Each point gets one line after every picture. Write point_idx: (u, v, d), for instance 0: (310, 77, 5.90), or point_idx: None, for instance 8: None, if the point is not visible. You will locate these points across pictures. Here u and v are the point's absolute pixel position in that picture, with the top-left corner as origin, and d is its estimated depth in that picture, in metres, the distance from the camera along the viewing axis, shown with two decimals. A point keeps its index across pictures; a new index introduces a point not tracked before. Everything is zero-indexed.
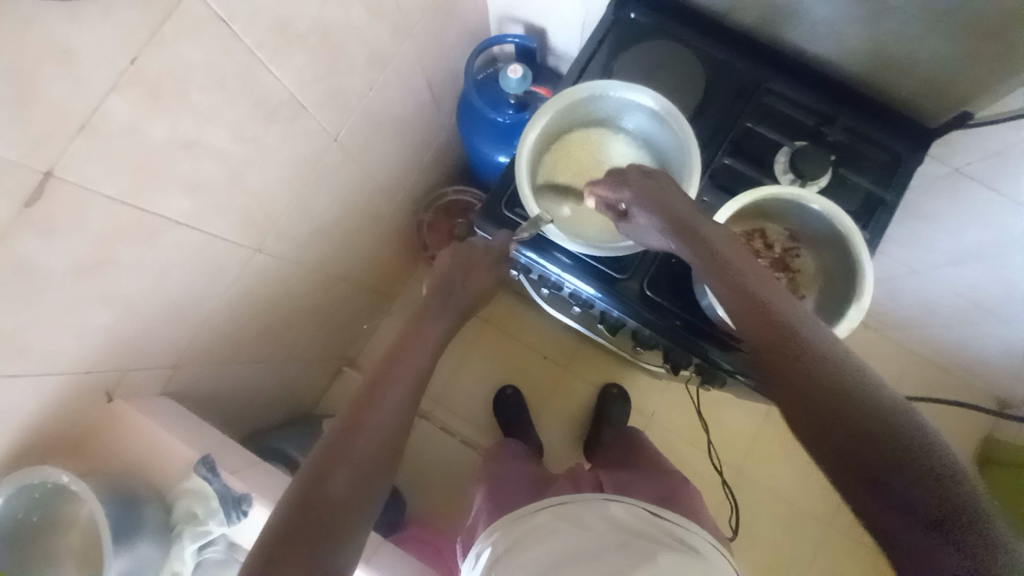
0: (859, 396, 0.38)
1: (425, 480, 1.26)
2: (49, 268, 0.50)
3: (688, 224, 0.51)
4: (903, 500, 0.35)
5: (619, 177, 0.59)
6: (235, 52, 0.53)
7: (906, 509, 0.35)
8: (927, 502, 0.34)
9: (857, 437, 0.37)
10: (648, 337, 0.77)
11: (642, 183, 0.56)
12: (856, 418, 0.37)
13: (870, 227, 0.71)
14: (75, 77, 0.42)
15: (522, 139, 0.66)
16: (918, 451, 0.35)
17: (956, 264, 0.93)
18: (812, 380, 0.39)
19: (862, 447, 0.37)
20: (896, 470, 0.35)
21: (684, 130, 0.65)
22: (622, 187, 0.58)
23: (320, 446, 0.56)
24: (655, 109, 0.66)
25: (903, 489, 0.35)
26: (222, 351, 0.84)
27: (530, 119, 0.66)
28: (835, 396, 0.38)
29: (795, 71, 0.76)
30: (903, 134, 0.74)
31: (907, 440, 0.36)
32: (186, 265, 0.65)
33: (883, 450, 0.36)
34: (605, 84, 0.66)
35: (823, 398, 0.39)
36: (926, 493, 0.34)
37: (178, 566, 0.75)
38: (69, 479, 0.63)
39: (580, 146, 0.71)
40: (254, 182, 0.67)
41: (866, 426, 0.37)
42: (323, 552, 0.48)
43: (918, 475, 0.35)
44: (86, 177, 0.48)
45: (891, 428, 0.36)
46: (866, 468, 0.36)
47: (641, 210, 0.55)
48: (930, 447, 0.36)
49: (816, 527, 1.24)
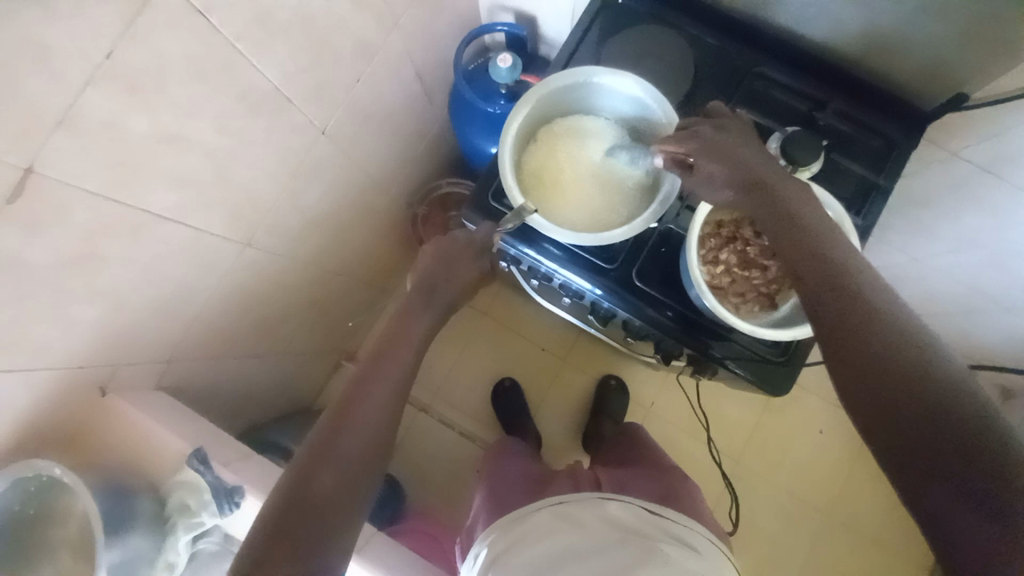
0: (904, 371, 0.38)
1: (422, 472, 1.27)
2: (34, 265, 0.51)
3: (758, 180, 0.53)
4: (938, 477, 0.35)
5: (691, 132, 0.58)
6: (215, 44, 0.53)
7: (941, 487, 0.35)
8: (965, 482, 0.34)
9: (894, 412, 0.38)
10: (638, 327, 0.76)
11: (711, 138, 0.57)
12: (897, 389, 0.38)
13: (863, 213, 0.70)
14: (49, 72, 0.42)
15: (504, 131, 0.65)
16: (959, 429, 0.35)
17: (956, 251, 0.92)
18: (862, 345, 0.41)
19: (899, 421, 0.38)
20: (934, 446, 0.36)
21: (662, 103, 0.65)
22: (692, 140, 0.58)
23: (308, 445, 0.56)
24: (624, 85, 0.66)
25: (939, 465, 0.35)
26: (216, 345, 0.85)
27: (509, 115, 0.66)
28: (883, 361, 0.39)
29: (786, 56, 0.75)
30: (897, 118, 0.73)
31: (947, 417, 0.36)
32: (173, 260, 0.66)
33: (921, 426, 0.37)
34: (571, 73, 0.65)
35: (867, 356, 0.40)
36: (964, 458, 0.35)
37: (173, 558, 0.75)
38: (61, 471, 0.65)
39: (562, 140, 0.69)
40: (238, 176, 0.67)
41: (908, 402, 0.38)
42: (308, 552, 0.48)
43: (959, 455, 0.35)
44: (68, 173, 0.48)
45: (934, 405, 0.37)
46: (903, 443, 0.37)
47: (710, 162, 0.55)
48: (975, 420, 0.35)
49: (817, 518, 1.24)
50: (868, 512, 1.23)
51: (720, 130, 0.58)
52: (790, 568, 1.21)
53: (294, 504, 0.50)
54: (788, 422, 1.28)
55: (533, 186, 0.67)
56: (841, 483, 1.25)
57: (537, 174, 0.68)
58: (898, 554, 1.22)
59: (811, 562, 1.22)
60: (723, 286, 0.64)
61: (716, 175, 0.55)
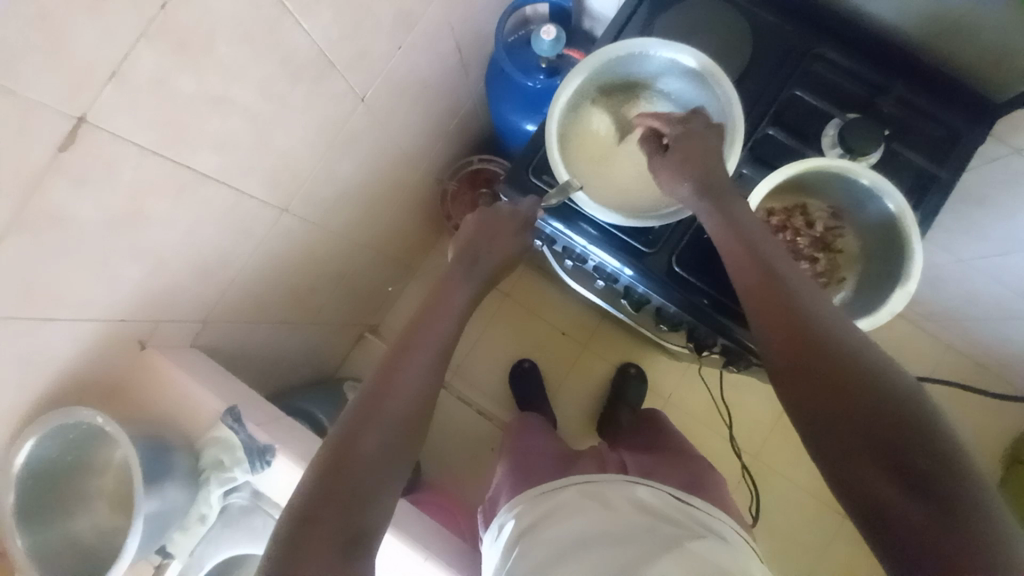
0: (892, 391, 0.43)
1: (442, 447, 1.28)
2: (84, 219, 0.52)
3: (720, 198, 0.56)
4: (921, 489, 0.39)
5: (685, 118, 0.61)
6: (262, 5, 0.53)
7: (922, 495, 0.39)
8: (946, 494, 0.38)
9: (881, 425, 0.41)
10: (673, 314, 0.75)
11: (696, 131, 0.60)
12: (885, 414, 0.42)
13: (920, 207, 0.67)
14: (102, 25, 0.42)
15: (547, 126, 0.64)
16: (942, 453, 0.39)
17: (1005, 254, 0.87)
18: (852, 371, 0.44)
19: (887, 435, 0.41)
20: (923, 462, 0.39)
21: (698, 59, 0.64)
22: (679, 126, 0.60)
23: (350, 408, 0.57)
24: (655, 50, 0.64)
25: (920, 475, 0.39)
26: (250, 310, 0.86)
27: (548, 111, 0.64)
28: (873, 388, 0.43)
29: (848, 37, 0.71)
30: (965, 107, 0.69)
31: (929, 433, 0.40)
32: (215, 222, 0.66)
33: (905, 449, 0.40)
34: (626, 44, 0.64)
35: (857, 380, 0.44)
36: (942, 479, 0.38)
37: (205, 510, 0.78)
38: (102, 420, 0.65)
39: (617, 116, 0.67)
40: (280, 141, 0.67)
41: (898, 421, 0.41)
42: (353, 515, 0.49)
43: (939, 467, 0.39)
44: (117, 127, 0.48)
45: (916, 421, 0.41)
46: (888, 453, 0.40)
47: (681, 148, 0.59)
48: (950, 447, 0.40)
49: (836, 518, 1.22)
50: None
51: (706, 130, 0.60)
52: (806, 565, 1.21)
53: (338, 467, 0.51)
54: None
55: (590, 171, 0.66)
56: None
57: (591, 159, 0.66)
58: None
59: (828, 561, 1.20)
60: None
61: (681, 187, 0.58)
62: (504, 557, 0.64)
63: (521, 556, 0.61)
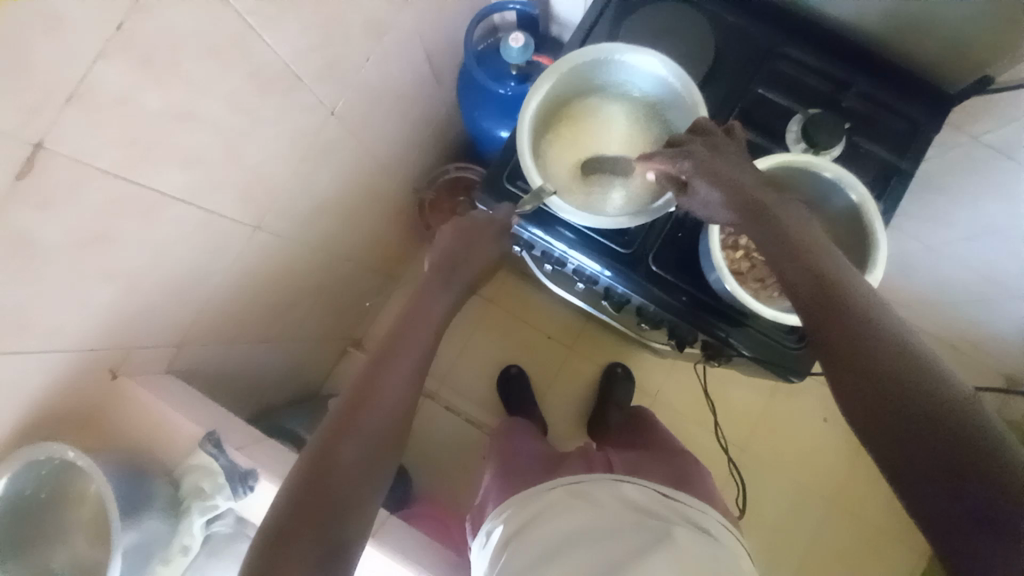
0: (886, 375, 0.36)
1: (431, 458, 1.27)
2: (47, 245, 0.50)
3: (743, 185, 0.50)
4: (920, 488, 0.34)
5: (685, 148, 0.55)
6: (227, 20, 0.52)
7: (923, 493, 0.34)
8: (948, 494, 0.32)
9: (873, 414, 0.36)
10: (653, 313, 0.75)
11: (704, 156, 0.53)
12: (875, 404, 0.36)
13: (884, 197, 0.69)
14: (61, 45, 0.41)
15: (518, 139, 0.64)
16: (942, 446, 0.33)
17: (970, 238, 0.90)
18: (841, 356, 0.39)
19: (880, 425, 0.36)
20: (921, 457, 0.34)
21: (657, 59, 0.64)
22: (683, 159, 0.54)
23: (327, 422, 0.56)
24: (614, 55, 0.65)
25: (913, 471, 0.34)
26: (226, 330, 0.85)
27: (517, 125, 0.64)
28: (863, 374, 0.37)
29: (808, 35, 0.73)
30: (923, 99, 0.71)
31: (928, 424, 0.34)
32: (186, 242, 0.65)
33: (899, 442, 0.35)
34: (584, 52, 0.64)
35: (847, 365, 0.38)
36: (945, 477, 0.33)
37: (187, 540, 0.75)
38: (74, 455, 0.63)
39: (583, 120, 0.68)
40: (251, 157, 0.66)
41: (889, 411, 0.36)
42: (331, 528, 0.48)
43: (948, 474, 0.33)
44: (78, 148, 0.47)
45: (928, 416, 0.34)
46: (891, 444, 0.35)
47: (704, 183, 0.52)
48: (957, 438, 0.33)
49: (823, 504, 1.24)
50: (873, 500, 1.24)
51: (715, 149, 0.54)
52: (796, 552, 1.22)
53: (315, 480, 0.50)
54: (795, 410, 1.28)
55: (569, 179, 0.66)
56: (845, 470, 1.25)
57: (566, 167, 0.67)
58: (901, 540, 1.23)
59: (815, 548, 1.23)
60: (742, 270, 0.63)
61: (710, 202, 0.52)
62: (493, 564, 0.63)
63: (510, 561, 0.60)
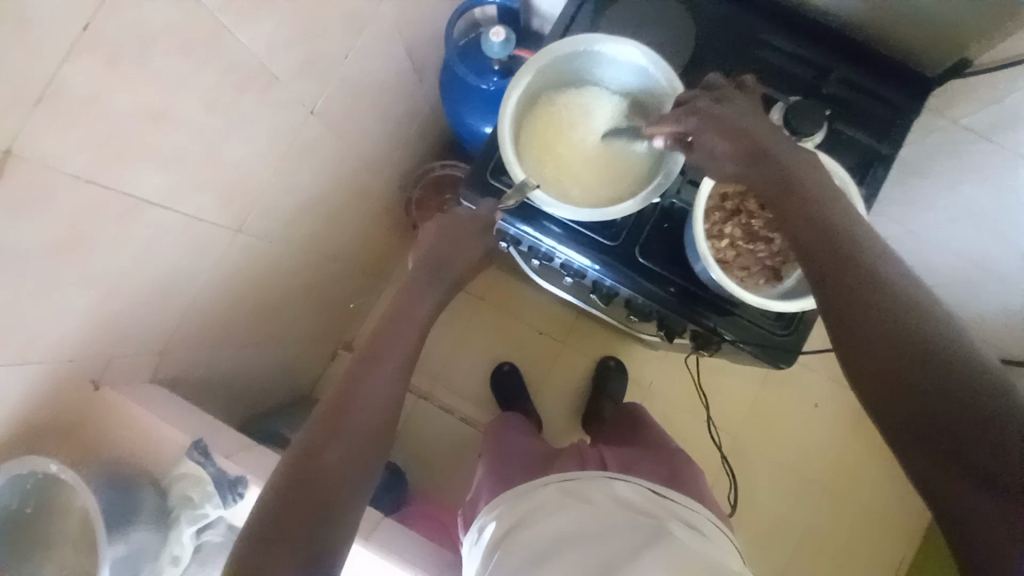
0: (919, 363, 0.37)
1: (426, 457, 1.27)
2: (18, 254, 0.49)
3: (763, 149, 0.51)
4: (943, 472, 0.35)
5: (690, 106, 0.56)
6: (198, 14, 0.51)
7: (947, 478, 0.35)
8: (976, 477, 0.34)
9: (899, 400, 0.37)
10: (642, 305, 0.75)
11: (711, 109, 0.54)
12: (905, 390, 0.37)
13: (865, 182, 0.70)
14: (27, 46, 0.40)
15: (501, 145, 0.63)
16: (972, 433, 0.34)
17: (950, 222, 0.92)
18: (872, 343, 0.40)
19: (907, 411, 0.37)
20: (948, 442, 0.35)
21: (622, 45, 0.64)
22: (690, 116, 0.55)
23: (310, 425, 0.55)
24: (580, 48, 0.65)
25: (939, 455, 0.35)
26: (212, 336, 0.84)
27: (497, 130, 0.64)
28: (894, 361, 0.38)
29: (788, 21, 0.73)
30: (903, 84, 0.72)
31: (960, 412, 0.35)
32: (165, 246, 0.64)
33: (927, 427, 0.36)
34: (550, 49, 0.64)
35: (878, 351, 0.39)
36: (972, 462, 0.34)
37: (178, 550, 0.75)
38: (58, 468, 0.63)
39: (549, 122, 0.67)
40: (229, 156, 0.65)
41: (919, 397, 0.37)
42: (316, 539, 0.47)
43: (971, 462, 0.34)
44: (47, 151, 0.45)
45: (948, 411, 0.35)
46: (919, 430, 0.36)
47: (709, 132, 0.53)
48: (989, 426, 0.34)
49: (816, 490, 1.26)
50: (865, 485, 1.25)
51: (720, 100, 0.55)
52: (790, 540, 1.24)
53: (302, 480, 0.49)
54: (787, 398, 1.29)
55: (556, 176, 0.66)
56: (838, 456, 1.27)
57: (551, 164, 0.66)
58: (894, 525, 1.24)
59: (810, 535, 1.24)
60: (728, 259, 0.63)
61: (715, 150, 0.53)
62: (485, 562, 0.62)
63: (501, 561, 0.60)
